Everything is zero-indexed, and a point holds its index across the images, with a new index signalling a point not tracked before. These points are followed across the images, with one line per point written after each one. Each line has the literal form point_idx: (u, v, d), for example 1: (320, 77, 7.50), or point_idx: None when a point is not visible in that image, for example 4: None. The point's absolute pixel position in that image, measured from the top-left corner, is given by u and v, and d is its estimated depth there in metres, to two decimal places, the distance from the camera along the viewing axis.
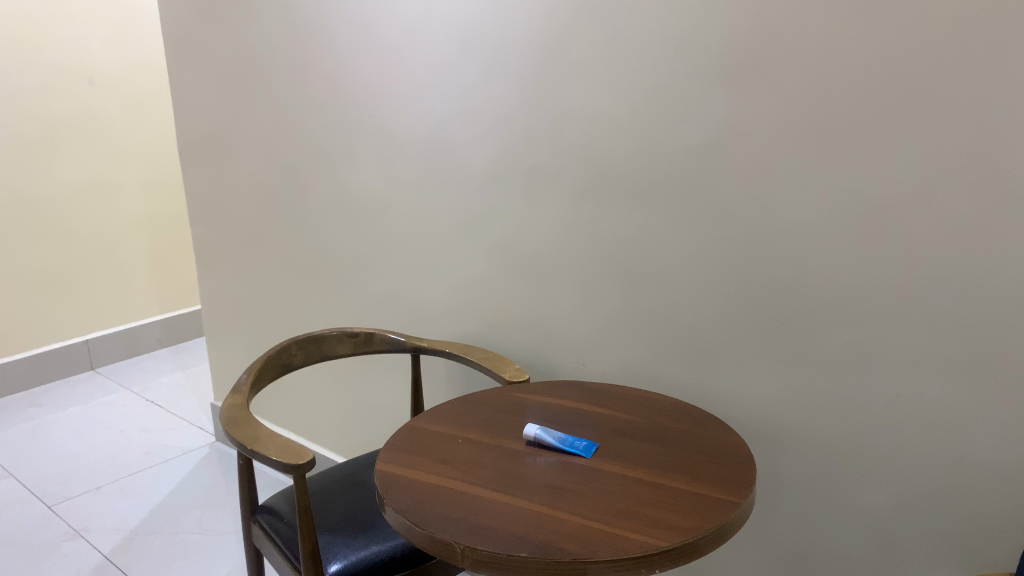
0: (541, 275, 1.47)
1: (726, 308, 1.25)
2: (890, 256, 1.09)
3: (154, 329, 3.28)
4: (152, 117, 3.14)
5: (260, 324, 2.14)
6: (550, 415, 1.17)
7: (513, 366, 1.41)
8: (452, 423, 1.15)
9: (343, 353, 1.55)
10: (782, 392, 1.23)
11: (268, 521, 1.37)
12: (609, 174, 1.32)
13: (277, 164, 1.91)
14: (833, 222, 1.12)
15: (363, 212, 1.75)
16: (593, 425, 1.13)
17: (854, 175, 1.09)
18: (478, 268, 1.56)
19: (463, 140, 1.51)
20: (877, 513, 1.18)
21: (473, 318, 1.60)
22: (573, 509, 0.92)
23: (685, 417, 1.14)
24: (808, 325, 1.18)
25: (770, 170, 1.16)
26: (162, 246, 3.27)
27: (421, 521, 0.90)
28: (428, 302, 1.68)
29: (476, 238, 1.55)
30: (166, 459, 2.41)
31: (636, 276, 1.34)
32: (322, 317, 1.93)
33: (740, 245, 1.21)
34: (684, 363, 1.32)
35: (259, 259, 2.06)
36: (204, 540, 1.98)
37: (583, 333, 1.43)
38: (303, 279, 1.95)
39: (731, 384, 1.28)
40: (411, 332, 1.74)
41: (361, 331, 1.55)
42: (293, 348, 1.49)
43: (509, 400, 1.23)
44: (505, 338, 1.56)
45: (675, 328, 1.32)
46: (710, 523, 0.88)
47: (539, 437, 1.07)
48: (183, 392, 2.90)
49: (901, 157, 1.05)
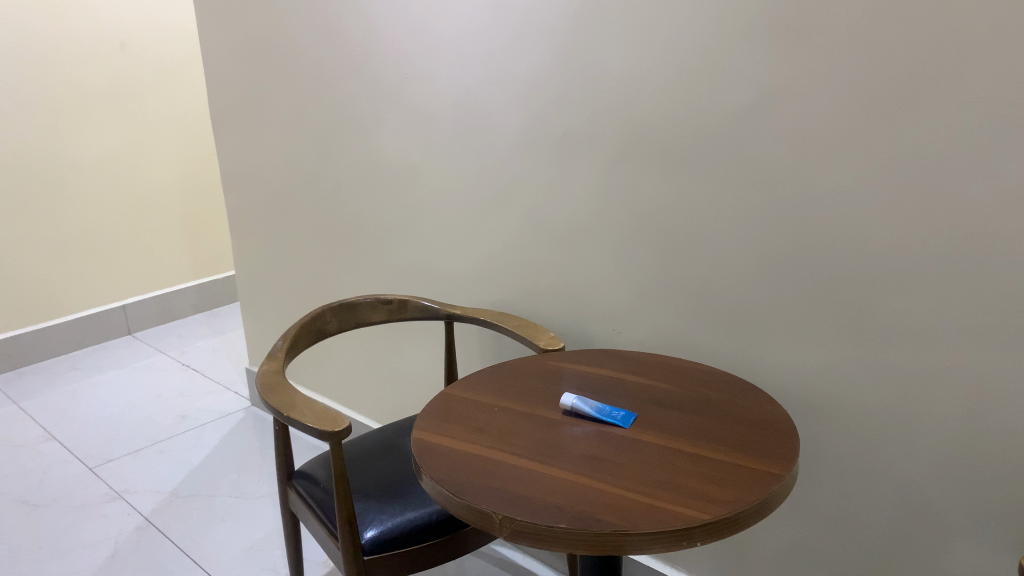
0: (575, 243, 1.44)
1: (768, 278, 1.22)
2: (943, 224, 1.04)
3: (189, 295, 3.32)
4: (184, 83, 3.14)
5: (292, 291, 2.14)
6: (586, 384, 1.15)
7: (547, 334, 1.40)
8: (487, 391, 1.14)
9: (376, 320, 1.55)
10: (825, 363, 1.20)
11: (304, 486, 1.38)
12: (646, 138, 1.29)
13: (308, 132, 1.89)
14: (881, 189, 1.08)
15: (394, 179, 1.73)
16: (630, 394, 1.11)
17: (906, 138, 1.04)
18: (511, 236, 1.54)
19: (495, 106, 1.48)
20: (921, 488, 1.15)
21: (506, 287, 1.59)
22: (611, 480, 0.91)
23: (723, 387, 1.12)
24: (853, 295, 1.14)
25: (814, 136, 1.12)
26: (196, 213, 3.29)
27: (459, 490, 0.89)
28: (461, 270, 1.66)
29: (508, 206, 1.52)
30: (202, 422, 2.45)
31: (673, 245, 1.31)
32: (355, 285, 1.93)
33: (783, 212, 1.18)
34: (723, 333, 1.30)
35: (292, 227, 2.06)
36: (241, 503, 2.02)
37: (620, 303, 1.41)
38: (335, 247, 1.95)
39: (771, 355, 1.25)
40: (443, 300, 1.73)
41: (394, 298, 1.55)
42: (327, 315, 1.49)
43: (543, 368, 1.21)
44: (539, 307, 1.54)
45: (714, 297, 1.29)
46: (753, 496, 0.86)
47: (576, 407, 1.05)
48: (218, 357, 2.93)
49: (957, 120, 1.00)
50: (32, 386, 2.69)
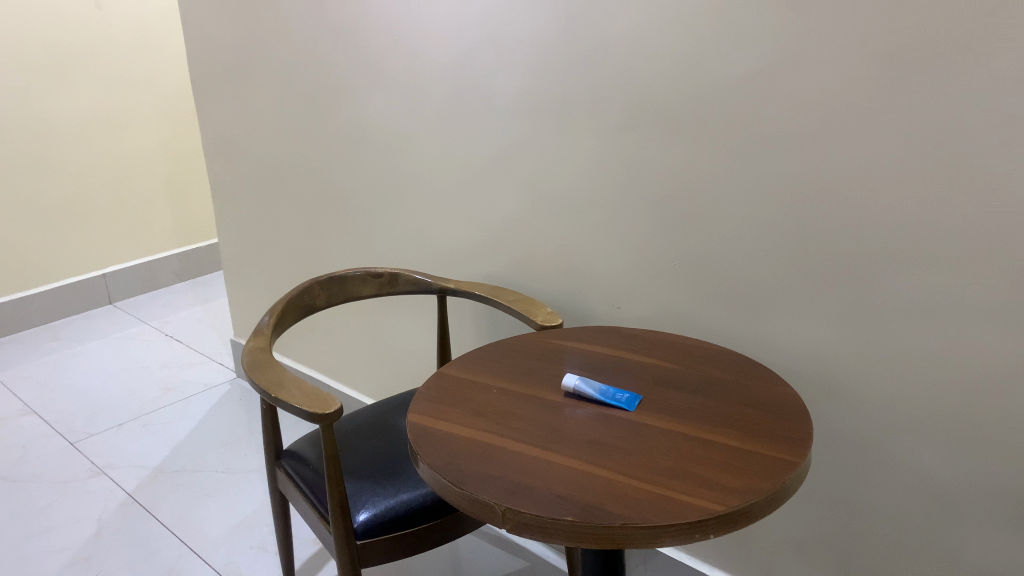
0: (574, 214, 1.39)
1: (778, 253, 1.17)
2: (967, 199, 0.99)
3: (171, 264, 3.24)
4: (162, 42, 3.02)
5: (279, 262, 2.08)
6: (589, 363, 1.10)
7: (545, 310, 1.35)
8: (484, 370, 1.09)
9: (366, 294, 1.50)
10: (836, 342, 1.16)
11: (293, 466, 1.34)
12: (651, 105, 1.23)
13: (295, 97, 1.81)
14: (900, 161, 1.03)
15: (385, 146, 1.66)
16: (634, 373, 1.07)
17: (930, 107, 0.98)
18: (508, 207, 1.48)
19: (491, 70, 1.41)
20: (932, 470, 1.12)
21: (502, 260, 1.53)
22: (619, 467, 0.86)
23: (731, 366, 1.08)
24: (866, 271, 1.10)
25: (829, 103, 1.06)
26: (179, 179, 3.20)
27: (459, 479, 0.84)
28: (455, 243, 1.61)
29: (505, 174, 1.46)
30: (188, 395, 2.39)
31: (678, 218, 1.25)
32: (344, 256, 1.87)
33: (796, 185, 1.12)
34: (729, 310, 1.25)
35: (277, 196, 1.99)
36: (228, 478, 1.97)
37: (621, 278, 1.36)
38: (323, 216, 1.89)
39: (779, 333, 1.21)
40: (436, 272, 1.67)
41: (385, 271, 1.50)
42: (316, 289, 1.44)
43: (542, 346, 1.16)
44: (536, 282, 1.49)
45: (720, 273, 1.24)
46: (768, 485, 0.83)
47: (579, 389, 1.01)
48: (203, 327, 2.87)
49: (987, 89, 0.94)
50: (10, 357, 2.62)
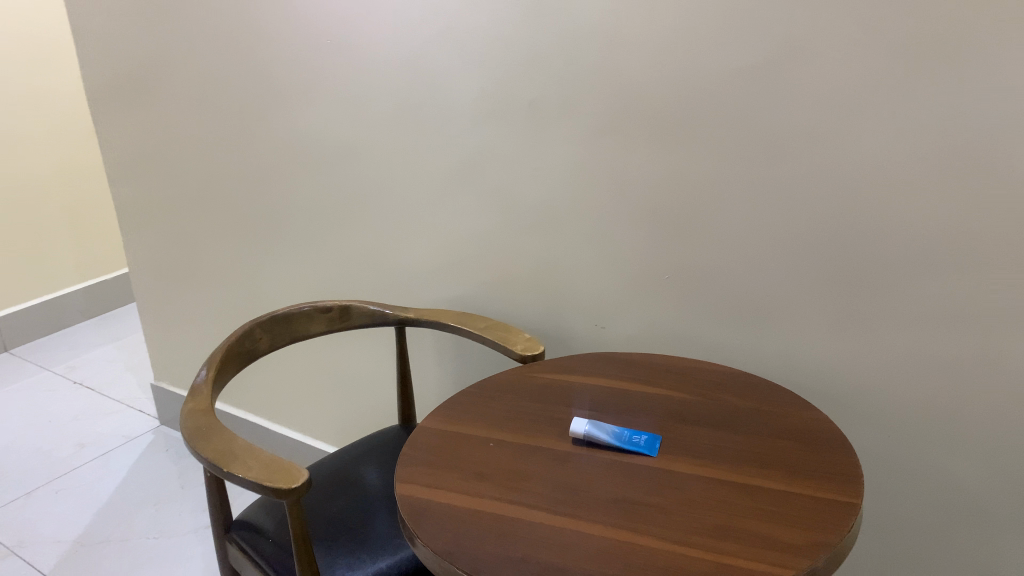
0: (548, 229, 1.26)
1: (784, 259, 1.08)
2: (1000, 190, 0.92)
3: (76, 300, 2.96)
4: (52, 55, 2.73)
5: (206, 295, 1.88)
6: (593, 401, 0.97)
7: (522, 337, 1.22)
8: (474, 419, 0.95)
9: (315, 331, 1.34)
10: (854, 353, 1.07)
11: (249, 540, 1.17)
12: (634, 105, 1.11)
13: (215, 110, 1.62)
14: (919, 156, 0.95)
15: (324, 162, 1.50)
16: (648, 410, 0.94)
17: (957, 95, 0.91)
18: (470, 224, 1.34)
19: (445, 72, 1.26)
20: (962, 480, 1.05)
21: (465, 282, 1.39)
22: (658, 532, 0.73)
23: (749, 391, 0.96)
24: (883, 275, 1.02)
25: (839, 97, 0.98)
26: (81, 205, 2.92)
27: (473, 567, 0.70)
28: (409, 264, 1.46)
29: (465, 188, 1.32)
30: (107, 449, 2.15)
31: (669, 226, 1.15)
32: (282, 285, 1.70)
33: (804, 184, 1.03)
34: (730, 323, 1.15)
35: (200, 223, 1.79)
36: (163, 544, 1.76)
37: (605, 294, 1.24)
38: (254, 242, 1.70)
39: (789, 344, 1.11)
40: (390, 299, 1.52)
41: (334, 305, 1.34)
42: (257, 331, 1.27)
43: (534, 382, 1.02)
44: (506, 303, 1.36)
45: (718, 283, 1.14)
46: (834, 537, 0.71)
47: (590, 435, 0.87)
48: (116, 369, 2.61)
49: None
50: None
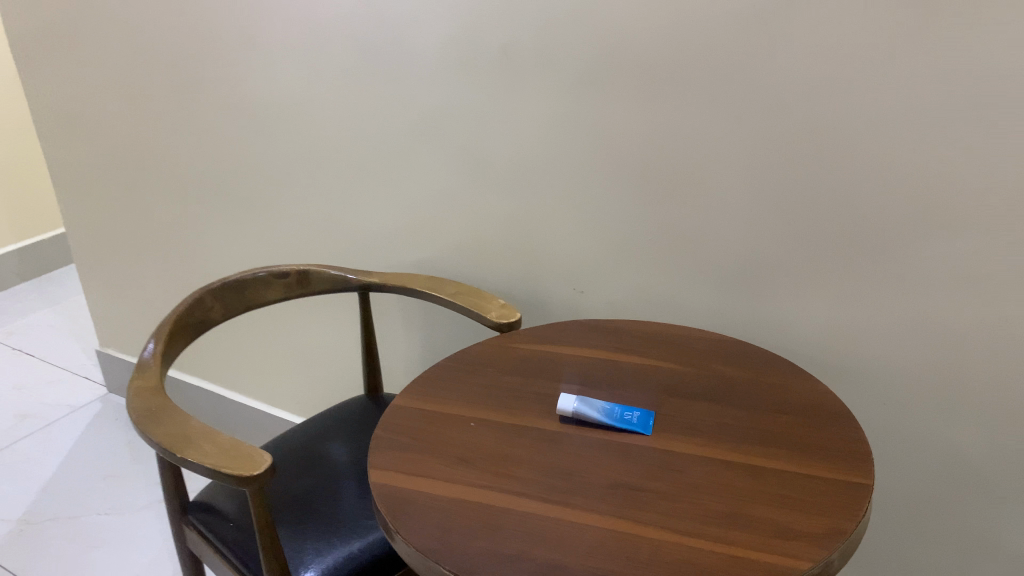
0: (523, 188, 1.18)
1: (776, 220, 1.02)
2: (1009, 148, 0.87)
3: (9, 261, 2.78)
4: None
5: (151, 258, 1.76)
6: (580, 375, 0.90)
7: (497, 303, 1.14)
8: (453, 396, 0.88)
9: (272, 298, 1.25)
10: (848, 317, 1.03)
11: (209, 524, 1.09)
12: (617, 55, 1.03)
13: (152, 57, 1.48)
14: (924, 111, 0.89)
15: (276, 115, 1.38)
16: (640, 384, 0.88)
17: (966, 46, 0.85)
18: (437, 183, 1.25)
19: (408, 17, 1.15)
20: (955, 445, 1.03)
21: (433, 244, 1.31)
22: (662, 521, 0.68)
23: (744, 361, 0.91)
24: (881, 237, 0.97)
25: (839, 46, 0.90)
26: (9, 161, 2.72)
27: (463, 566, 0.64)
28: (372, 226, 1.37)
29: (432, 144, 1.23)
30: (51, 420, 2.03)
31: (654, 185, 1.08)
32: (234, 248, 1.59)
33: (800, 140, 0.97)
34: (718, 286, 1.09)
35: (142, 182, 1.66)
36: (116, 522, 1.67)
37: (585, 256, 1.17)
38: (202, 202, 1.59)
39: (780, 309, 1.07)
40: (352, 262, 1.43)
41: (292, 270, 1.25)
42: (209, 299, 1.17)
43: (515, 355, 0.96)
44: (478, 267, 1.28)
45: (706, 245, 1.08)
46: (848, 523, 0.66)
47: (580, 413, 0.82)
48: (57, 335, 2.47)
49: None
50: None
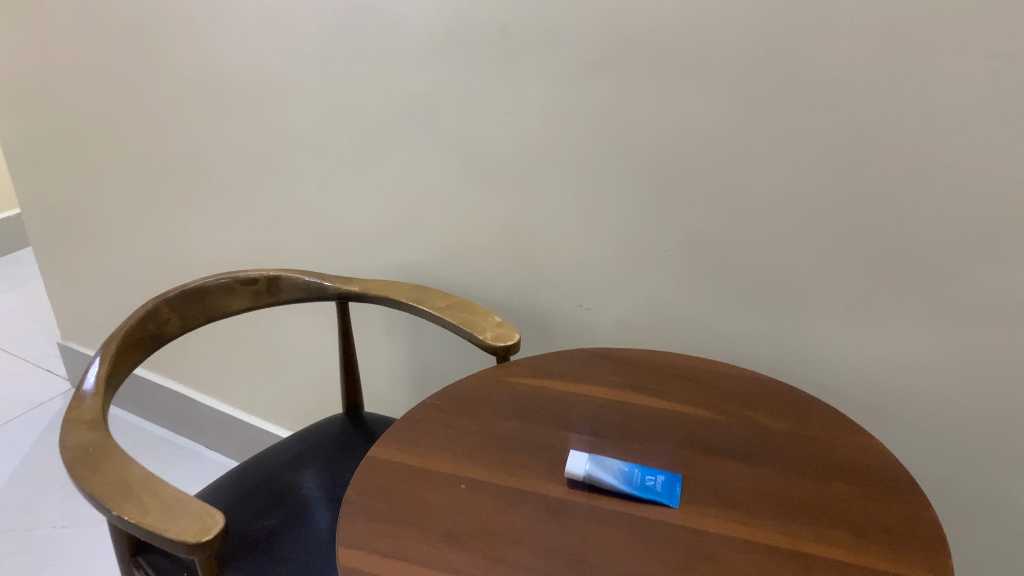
0: (523, 188, 1.03)
1: (818, 237, 0.88)
2: None
3: None
4: None
5: (114, 248, 1.61)
6: (590, 421, 0.77)
7: (492, 320, 0.99)
8: (440, 447, 0.74)
9: (238, 308, 1.11)
10: (896, 350, 0.89)
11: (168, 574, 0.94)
12: (637, 39, 0.87)
13: (107, 28, 1.32)
14: (1004, 116, 0.75)
15: (245, 97, 1.23)
16: (662, 434, 0.75)
17: None
18: (426, 179, 1.11)
19: None
20: (1014, 496, 0.91)
21: (421, 247, 1.17)
22: None
23: (781, 408, 0.78)
24: (942, 262, 0.83)
25: (905, 36, 0.75)
26: None
27: None
28: (354, 225, 1.22)
29: (420, 135, 1.08)
30: (8, 418, 1.89)
31: (675, 191, 0.93)
32: (203, 241, 1.44)
33: (850, 146, 0.82)
34: (746, 308, 0.96)
35: (101, 165, 1.51)
36: (74, 535, 1.54)
37: (593, 269, 1.03)
38: (167, 191, 1.43)
39: (818, 337, 0.93)
40: (330, 262, 1.29)
41: (260, 276, 1.10)
42: (165, 311, 1.02)
43: (513, 392, 0.82)
44: (471, 275, 1.14)
45: (733, 261, 0.94)
46: None
47: (593, 478, 0.68)
48: (18, 322, 2.32)
49: None
50: None
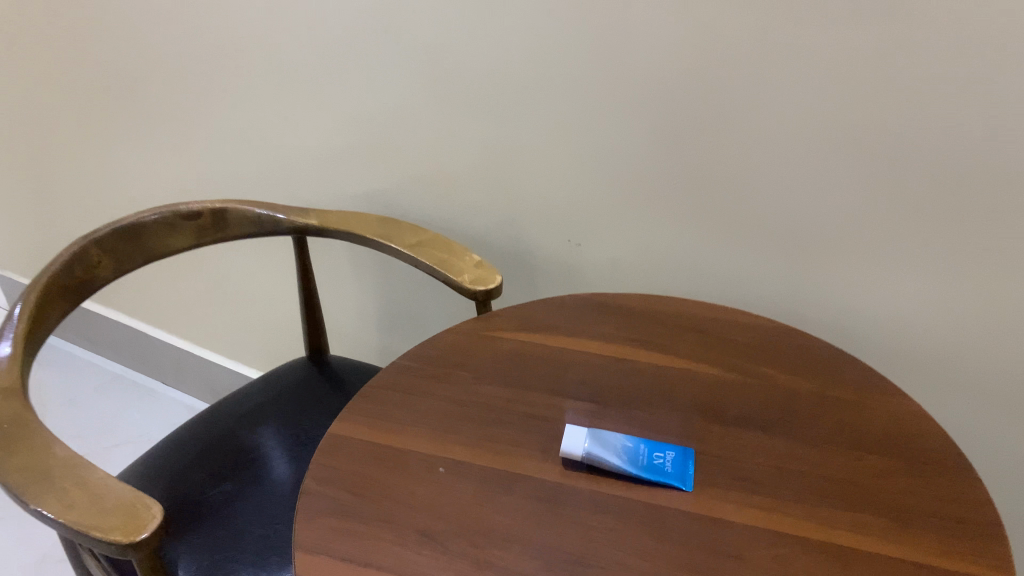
0: (502, 111, 0.89)
1: (845, 171, 0.76)
2: None
3: None
4: None
5: (49, 172, 1.45)
6: (588, 387, 0.67)
7: (469, 260, 0.87)
8: (414, 421, 0.64)
9: (181, 246, 0.97)
10: (926, 293, 0.80)
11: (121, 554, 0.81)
12: None
13: None
14: None
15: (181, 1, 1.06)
16: (671, 403, 0.65)
17: None
18: (391, 98, 0.96)
19: None
20: None
21: (389, 176, 1.04)
22: None
23: (804, 368, 0.69)
24: (988, 200, 0.72)
25: None
26: None
27: None
28: (313, 150, 1.08)
29: (382, 47, 0.93)
30: None
31: (680, 115, 0.80)
32: (146, 165, 1.30)
33: (893, 63, 0.69)
34: (756, 248, 0.85)
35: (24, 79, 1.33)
36: None
37: (583, 203, 0.91)
38: (100, 109, 1.27)
39: (836, 280, 0.83)
40: (288, 190, 1.15)
41: (204, 209, 0.97)
42: (95, 252, 0.89)
43: (498, 352, 0.72)
44: (445, 207, 1.01)
45: (744, 197, 0.82)
46: None
47: (593, 459, 0.59)
48: None
49: None
50: None
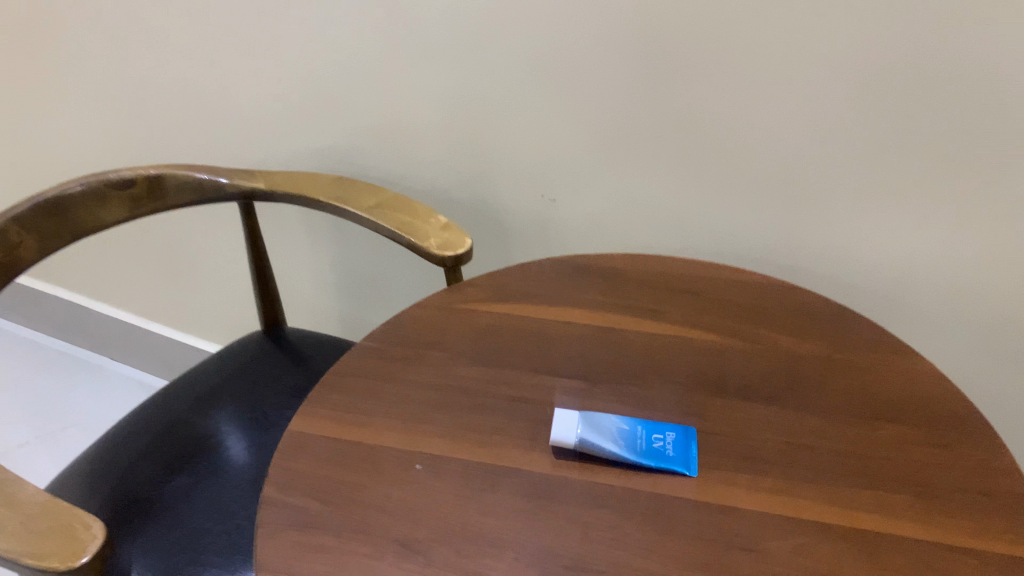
0: (464, 55, 0.81)
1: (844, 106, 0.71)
2: None
3: None
4: None
5: None
6: (577, 360, 0.62)
7: (433, 222, 0.80)
8: (384, 413, 0.57)
9: (113, 220, 0.86)
10: (926, 234, 0.76)
11: None
12: None
13: None
14: None
15: None
16: (666, 376, 0.60)
17: None
18: (338, 46, 0.87)
19: None
20: None
21: (339, 132, 0.95)
22: None
23: (803, 326, 0.64)
24: (996, 131, 0.67)
25: None
26: None
27: None
28: (253, 107, 0.99)
29: None
30: None
31: (664, 52, 0.73)
32: (65, 133, 1.17)
33: None
34: (745, 193, 0.80)
35: None
36: None
37: (555, 153, 0.84)
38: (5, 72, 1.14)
39: (831, 225, 0.78)
40: (226, 153, 1.05)
41: (136, 176, 0.86)
42: (13, 231, 0.77)
43: (472, 328, 0.65)
44: (404, 163, 0.93)
45: (734, 138, 0.76)
46: None
47: (588, 446, 0.53)
48: None
49: None
50: None
